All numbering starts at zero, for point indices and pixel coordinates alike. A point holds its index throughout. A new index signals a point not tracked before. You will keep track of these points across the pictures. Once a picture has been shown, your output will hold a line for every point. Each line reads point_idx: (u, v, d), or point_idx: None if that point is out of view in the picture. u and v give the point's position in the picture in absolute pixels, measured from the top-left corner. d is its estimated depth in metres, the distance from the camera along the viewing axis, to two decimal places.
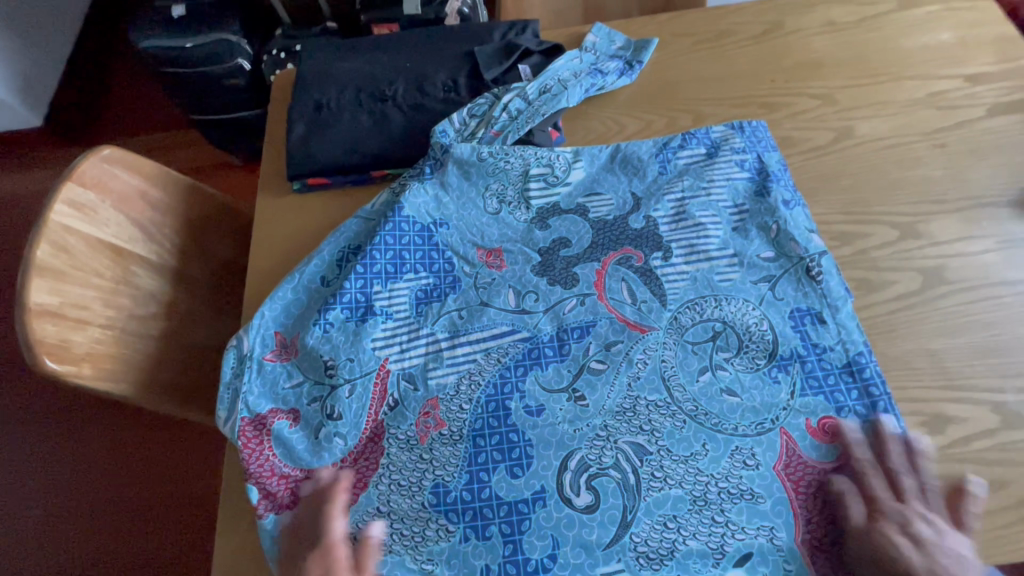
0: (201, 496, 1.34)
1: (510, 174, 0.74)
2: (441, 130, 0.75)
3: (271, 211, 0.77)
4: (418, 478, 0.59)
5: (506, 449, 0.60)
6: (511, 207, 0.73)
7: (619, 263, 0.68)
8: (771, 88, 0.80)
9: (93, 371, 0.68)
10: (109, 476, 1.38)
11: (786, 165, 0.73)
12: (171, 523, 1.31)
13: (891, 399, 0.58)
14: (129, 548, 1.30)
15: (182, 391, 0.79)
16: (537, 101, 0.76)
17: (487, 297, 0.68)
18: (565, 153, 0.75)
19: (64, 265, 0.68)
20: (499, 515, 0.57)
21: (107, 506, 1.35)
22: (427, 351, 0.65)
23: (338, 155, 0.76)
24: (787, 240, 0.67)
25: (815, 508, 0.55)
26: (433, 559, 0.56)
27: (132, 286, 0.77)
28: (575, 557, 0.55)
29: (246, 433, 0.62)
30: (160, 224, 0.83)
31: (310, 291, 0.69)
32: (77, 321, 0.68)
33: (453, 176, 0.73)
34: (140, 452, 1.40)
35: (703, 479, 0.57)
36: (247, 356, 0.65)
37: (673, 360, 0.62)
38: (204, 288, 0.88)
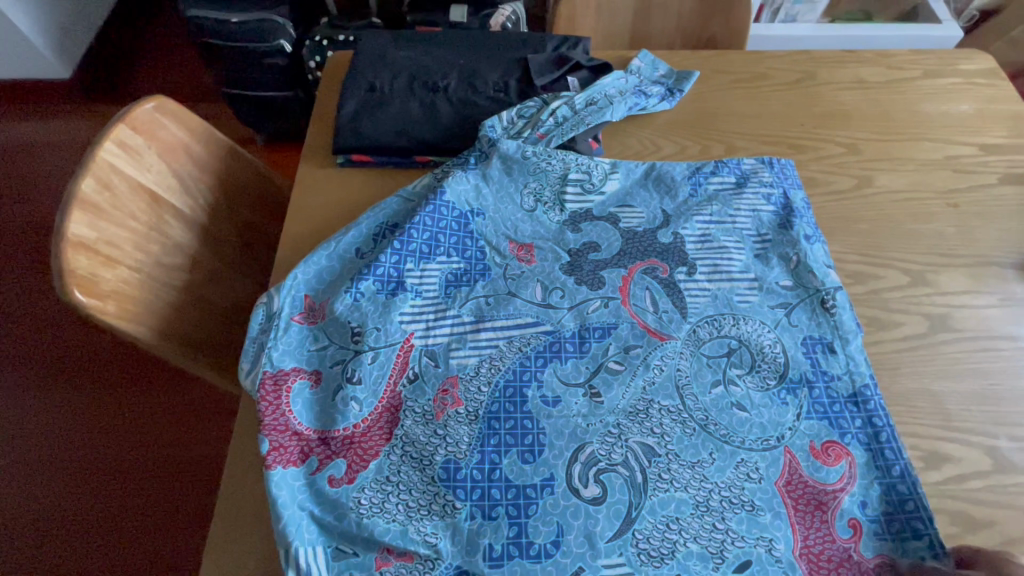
0: (188, 466, 1.33)
1: (549, 176, 0.77)
2: (489, 126, 0.78)
3: (313, 181, 0.80)
4: (431, 452, 0.60)
5: (520, 435, 0.61)
6: (546, 207, 0.75)
7: (644, 273, 0.71)
8: (801, 131, 0.85)
9: (116, 311, 0.68)
10: (96, 431, 1.38)
11: (809, 203, 0.77)
12: (157, 490, 1.31)
13: (893, 429, 0.60)
14: (111, 510, 1.28)
15: (195, 344, 0.79)
16: (583, 112, 0.81)
17: (514, 288, 0.70)
18: (602, 164, 0.79)
19: (105, 202, 0.69)
20: (507, 498, 0.58)
21: (94, 464, 1.34)
22: (451, 332, 0.67)
23: (385, 135, 0.79)
24: (807, 272, 0.70)
25: (814, 525, 0.56)
26: (436, 532, 0.56)
27: (163, 234, 0.77)
28: (578, 546, 0.55)
29: (265, 386, 0.63)
30: (198, 179, 0.84)
31: (344, 260, 0.71)
32: (108, 258, 0.69)
33: (495, 170, 0.76)
34: (134, 414, 1.40)
35: (708, 486, 0.58)
36: (276, 314, 0.67)
37: (689, 370, 0.65)
38: (229, 248, 0.89)
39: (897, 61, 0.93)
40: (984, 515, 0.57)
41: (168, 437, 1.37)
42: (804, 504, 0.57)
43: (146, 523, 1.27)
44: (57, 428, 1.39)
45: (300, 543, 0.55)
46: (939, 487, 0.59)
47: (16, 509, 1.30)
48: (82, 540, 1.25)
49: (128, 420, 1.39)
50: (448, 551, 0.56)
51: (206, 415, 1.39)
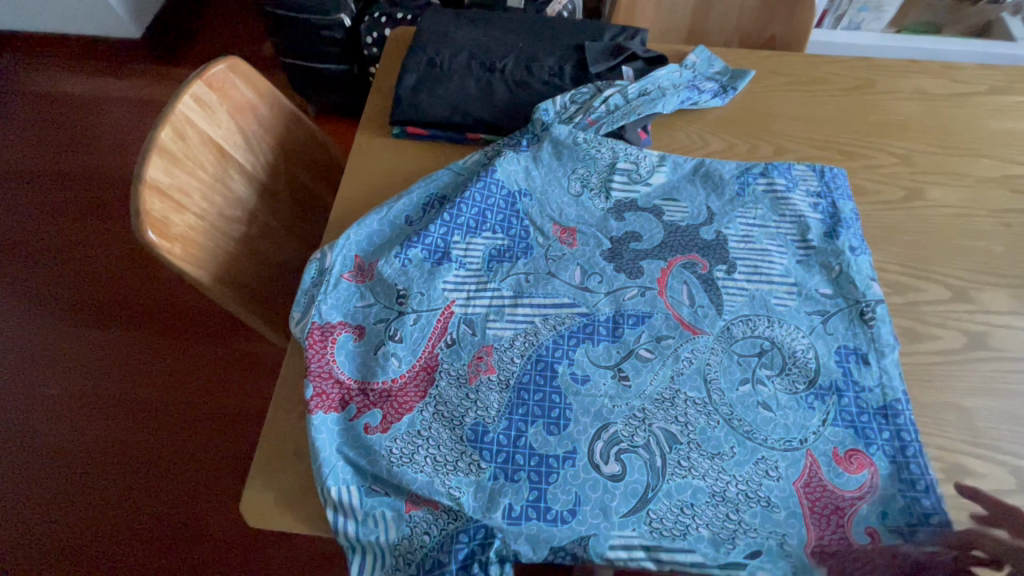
0: (222, 416, 1.41)
1: (598, 163, 0.79)
2: (544, 109, 0.80)
3: (368, 149, 0.83)
4: (461, 414, 0.63)
5: (548, 407, 0.63)
6: (592, 193, 0.77)
7: (683, 267, 0.72)
8: (854, 138, 0.84)
9: (182, 253, 0.74)
10: (142, 373, 1.47)
11: (857, 214, 0.76)
12: (199, 432, 1.39)
13: (921, 446, 0.60)
14: (157, 446, 1.38)
15: (246, 293, 0.84)
16: (635, 102, 0.82)
17: (555, 269, 0.72)
18: (651, 156, 0.80)
19: (180, 152, 0.74)
20: (530, 464, 0.60)
21: (141, 403, 1.43)
22: (490, 304, 0.70)
23: (441, 110, 0.82)
24: (849, 281, 0.70)
25: (829, 525, 0.58)
26: (461, 487, 0.60)
27: (227, 187, 0.82)
28: (593, 516, 0.58)
29: (314, 335, 0.67)
30: (261, 139, 0.89)
31: (394, 227, 0.75)
32: (178, 204, 0.74)
33: (546, 154, 0.78)
34: (182, 361, 1.49)
35: (726, 477, 0.60)
36: (328, 270, 0.71)
37: (719, 365, 0.66)
38: (283, 207, 0.94)
39: (962, 74, 0.91)
40: None
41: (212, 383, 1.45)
42: (819, 505, 0.58)
43: (180, 464, 1.35)
44: (111, 366, 1.49)
45: (334, 481, 0.59)
46: (959, 500, 0.59)
47: (70, 437, 1.40)
48: (129, 471, 1.35)
49: (175, 366, 1.48)
50: (470, 505, 0.59)
51: (242, 370, 1.46)
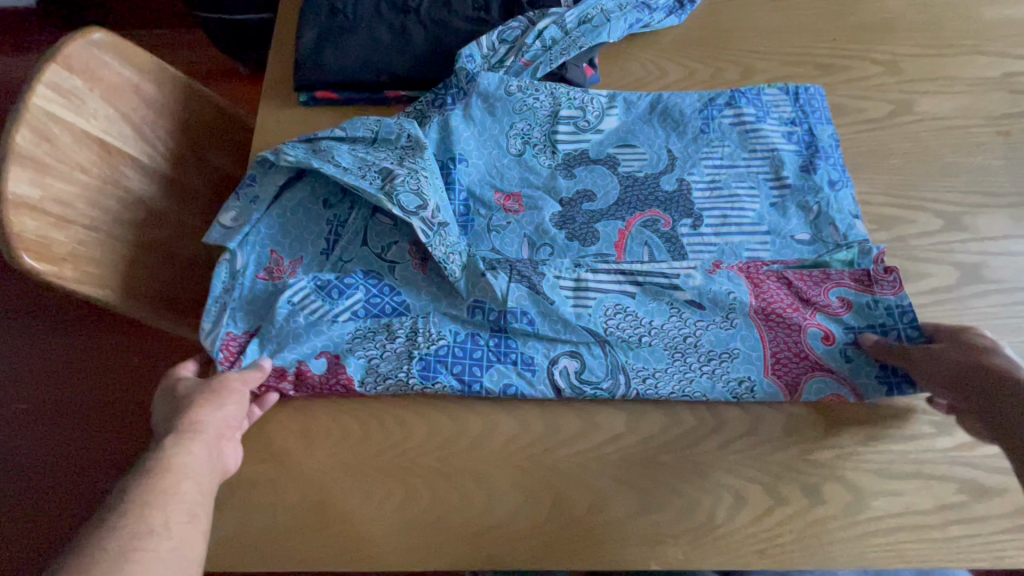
0: (126, 415, 1.12)
1: (538, 114, 0.69)
2: (468, 54, 0.68)
3: (274, 123, 0.71)
4: (405, 368, 0.57)
5: (502, 353, 0.58)
6: (536, 150, 0.68)
7: (644, 226, 0.64)
8: (832, 48, 0.73)
9: (75, 274, 0.64)
10: (24, 361, 1.17)
11: (838, 140, 0.67)
12: (106, 434, 1.11)
13: (914, 313, 0.56)
14: (55, 467, 1.09)
15: (168, 303, 0.75)
16: (575, 32, 0.70)
17: (498, 244, 0.64)
18: (599, 97, 0.70)
19: (47, 156, 0.63)
20: (488, 344, 0.59)
21: (27, 397, 1.14)
22: (431, 295, 0.61)
23: (351, 68, 0.70)
24: (844, 245, 0.61)
25: (794, 370, 0.56)
26: (422, 348, 0.58)
27: (121, 188, 0.72)
28: (552, 326, 0.58)
29: (228, 347, 0.58)
30: (154, 124, 0.77)
31: (311, 211, 0.65)
32: (59, 218, 0.63)
33: (478, 110, 0.68)
34: (57, 360, 1.17)
35: (696, 337, 0.58)
36: (239, 273, 0.61)
37: (691, 327, 0.58)
38: (199, 199, 0.83)
39: None
40: (996, 482, 0.53)
41: (103, 374, 1.15)
42: (781, 318, 0.57)
43: (78, 474, 1.08)
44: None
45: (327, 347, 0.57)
46: (950, 454, 0.54)
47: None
48: (34, 508, 1.06)
49: (46, 371, 1.16)
50: (461, 288, 0.60)
51: (149, 358, 1.17)
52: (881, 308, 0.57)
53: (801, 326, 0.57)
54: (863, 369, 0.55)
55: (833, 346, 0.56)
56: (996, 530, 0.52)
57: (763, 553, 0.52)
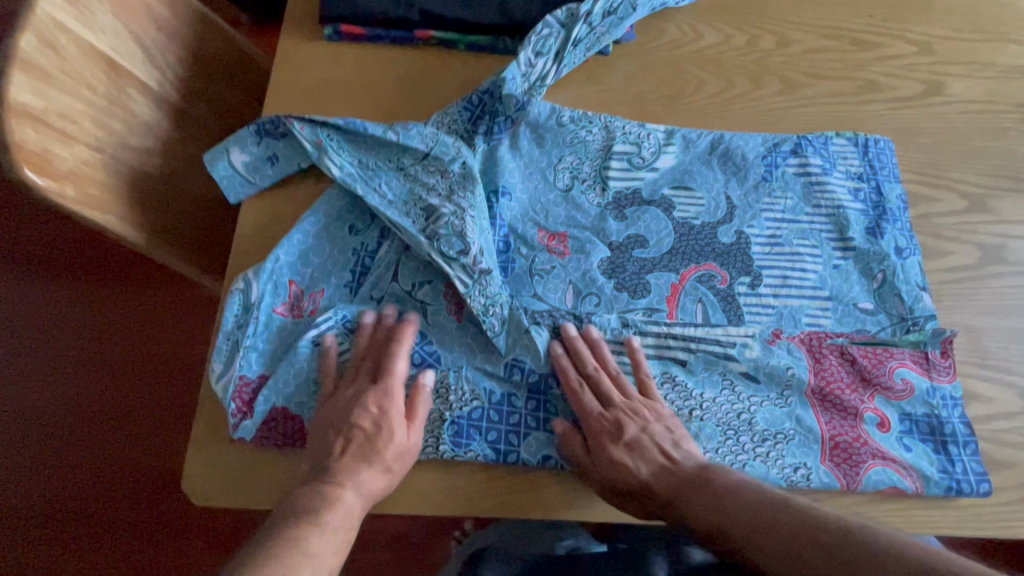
0: (143, 363, 1.07)
1: (589, 147, 0.63)
2: (510, 76, 0.60)
3: (297, 53, 0.68)
4: (435, 432, 0.52)
5: (543, 419, 0.54)
6: (585, 186, 0.62)
7: (699, 280, 0.59)
8: (867, 24, 0.72)
9: (77, 195, 0.60)
10: (42, 299, 1.12)
11: (906, 202, 0.64)
12: (75, 385, 1.06)
13: (964, 408, 0.55)
14: (23, 417, 1.05)
15: (174, 237, 0.72)
16: (600, 26, 0.65)
17: (541, 291, 0.58)
18: (656, 132, 0.64)
19: (52, 65, 0.59)
20: (527, 408, 0.54)
21: (48, 336, 1.10)
22: (466, 348, 0.55)
23: (381, 1, 0.66)
24: (908, 321, 0.58)
25: (851, 460, 0.53)
26: (454, 408, 0.53)
27: (127, 111, 0.68)
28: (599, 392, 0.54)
29: (241, 397, 0.52)
30: (164, 48, 0.73)
31: (335, 239, 0.59)
32: (62, 133, 0.60)
33: (524, 141, 0.63)
34: (25, 307, 1.11)
35: (752, 408, 0.54)
36: (253, 305, 0.55)
37: (744, 403, 0.55)
38: (206, 134, 0.80)
39: None
40: (1006, 456, 0.54)
41: (74, 322, 1.10)
42: (838, 397, 0.54)
43: (94, 418, 1.04)
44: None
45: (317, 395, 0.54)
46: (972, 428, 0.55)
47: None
48: (50, 448, 1.03)
49: (15, 317, 1.11)
50: (501, 344, 0.54)
51: (169, 306, 1.10)
52: (937, 399, 0.55)
53: (857, 410, 0.54)
54: (923, 460, 0.53)
55: (889, 432, 0.54)
56: (1002, 500, 0.53)
57: None
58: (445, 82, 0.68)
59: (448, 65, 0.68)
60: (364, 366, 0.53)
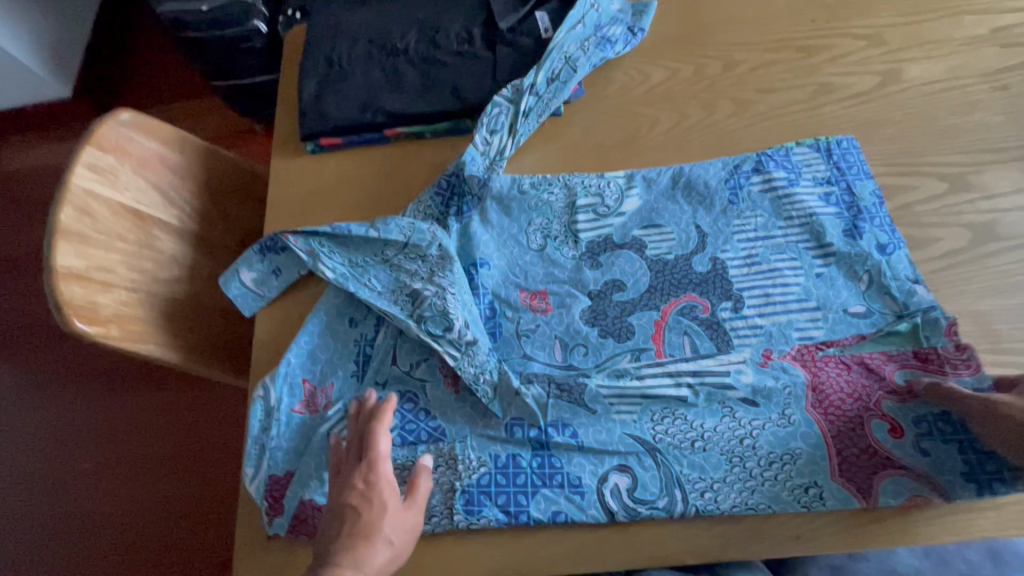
0: (207, 461, 1.17)
1: (554, 207, 0.67)
2: (469, 159, 0.67)
3: (287, 171, 0.76)
4: (449, 503, 0.55)
5: (548, 475, 0.55)
6: (557, 242, 0.65)
7: (681, 313, 0.60)
8: (811, 29, 0.73)
9: (121, 333, 0.69)
10: (112, 416, 1.23)
11: (881, 196, 0.63)
12: (148, 491, 1.16)
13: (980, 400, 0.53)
14: (108, 527, 1.14)
15: (207, 350, 0.80)
16: (546, 93, 0.70)
17: (530, 349, 0.61)
18: (617, 178, 0.67)
19: (89, 229, 0.69)
20: (532, 466, 0.56)
21: (119, 451, 1.20)
22: (468, 419, 0.59)
23: (351, 113, 0.74)
24: (904, 317, 0.57)
25: (861, 472, 0.52)
26: (464, 476, 0.56)
27: (154, 250, 0.78)
28: (597, 441, 0.55)
29: (272, 495, 0.58)
30: (179, 188, 0.83)
31: (338, 335, 0.64)
32: (103, 284, 0.69)
33: (493, 213, 0.67)
34: (97, 425, 1.23)
35: (755, 432, 0.54)
36: (274, 409, 0.61)
37: (746, 428, 0.55)
38: (225, 251, 0.89)
39: None
40: None
41: (141, 433, 1.21)
42: (838, 409, 0.54)
43: (169, 519, 1.13)
44: (17, 463, 1.22)
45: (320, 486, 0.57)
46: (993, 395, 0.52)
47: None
48: (135, 553, 1.12)
49: (90, 437, 1.22)
50: (497, 410, 0.58)
51: (221, 406, 1.21)
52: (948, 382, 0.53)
53: (861, 419, 0.53)
54: (944, 464, 0.51)
55: (903, 438, 0.52)
56: None
57: (798, 538, 0.52)
58: (418, 169, 0.74)
59: (417, 153, 0.75)
60: (353, 448, 0.54)
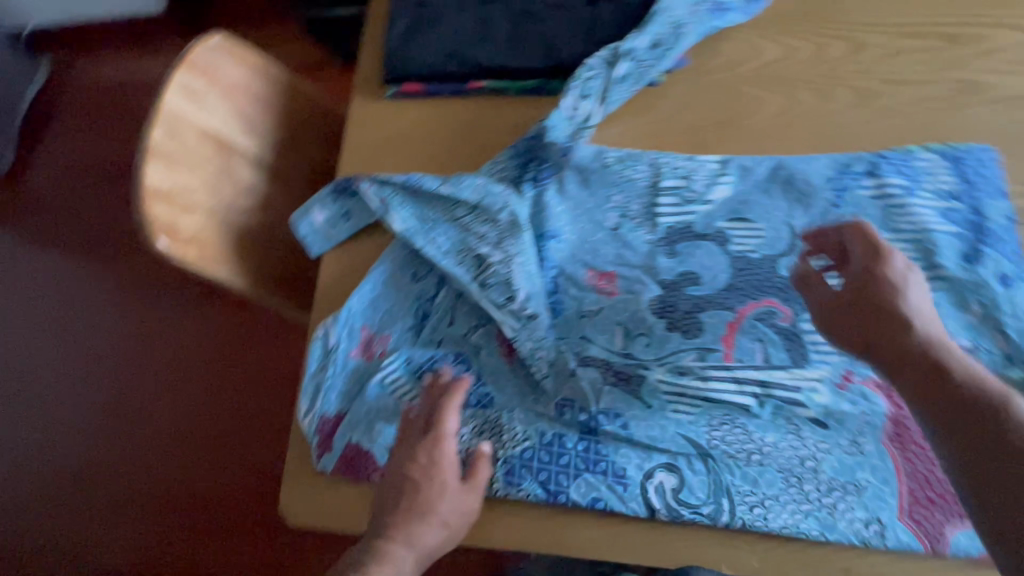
0: (262, 382, 1.25)
1: (636, 185, 0.63)
2: (553, 124, 0.63)
3: (363, 112, 0.74)
4: (489, 471, 0.55)
5: (592, 461, 0.54)
6: (634, 223, 0.62)
7: (758, 318, 0.56)
8: (963, 15, 0.64)
9: (198, 256, 0.72)
10: (178, 327, 1.31)
11: (1011, 220, 0.56)
12: (207, 401, 1.25)
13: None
14: (170, 427, 1.25)
15: (272, 281, 0.83)
16: (646, 59, 0.65)
17: (590, 331, 0.58)
18: (709, 162, 0.62)
19: (176, 151, 0.71)
20: (576, 449, 0.55)
21: (183, 359, 1.29)
22: (518, 391, 0.58)
23: (438, 61, 0.72)
24: (1014, 357, 0.51)
25: (932, 519, 0.49)
26: (507, 447, 0.56)
27: (232, 178, 0.79)
28: (647, 436, 0.54)
29: (323, 430, 0.60)
30: (260, 118, 0.84)
31: (400, 288, 0.64)
32: (185, 206, 0.72)
33: (571, 184, 0.64)
34: (165, 332, 1.31)
35: (819, 455, 0.51)
36: (332, 350, 0.62)
37: (809, 449, 0.52)
38: (297, 186, 0.90)
39: None
40: None
41: (204, 346, 1.29)
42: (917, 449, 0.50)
43: (224, 429, 1.23)
44: (92, 356, 1.32)
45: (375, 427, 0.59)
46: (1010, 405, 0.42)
47: (76, 435, 1.27)
48: (193, 453, 1.23)
49: (158, 343, 1.31)
50: (548, 387, 0.57)
51: (279, 333, 1.28)
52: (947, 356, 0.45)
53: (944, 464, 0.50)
54: None
55: None
56: None
57: (848, 571, 0.50)
58: (498, 127, 0.71)
59: (498, 111, 0.71)
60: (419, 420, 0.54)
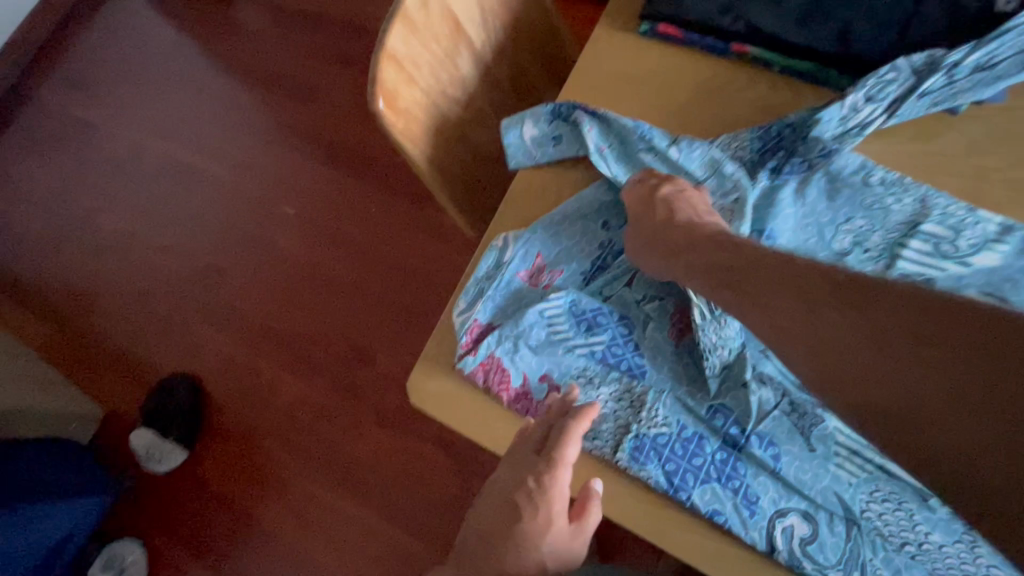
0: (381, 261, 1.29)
1: (888, 217, 0.55)
2: (824, 117, 0.57)
3: (607, 39, 0.70)
4: (618, 439, 0.55)
5: (727, 476, 0.52)
6: (866, 256, 0.55)
7: None
8: None
9: (402, 128, 0.73)
10: (326, 183, 1.37)
11: None
12: (330, 258, 1.32)
13: None
14: (292, 269, 1.34)
15: (448, 176, 0.84)
16: (963, 81, 0.55)
17: (772, 349, 0.55)
18: (988, 222, 0.53)
19: (420, 20, 0.71)
20: (714, 457, 0.52)
21: (320, 214, 1.35)
22: (674, 376, 0.56)
23: (711, 9, 0.65)
24: None
25: None
26: (644, 424, 0.55)
27: (452, 64, 0.79)
28: (797, 474, 0.51)
29: (472, 334, 0.61)
30: (494, 13, 0.82)
31: (587, 230, 0.63)
32: (408, 77, 0.72)
33: (814, 189, 0.57)
34: (313, 183, 1.38)
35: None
36: (504, 265, 0.62)
37: (976, 567, 0.46)
38: (498, 92, 0.89)
39: None
40: None
41: (342, 209, 1.34)
42: None
43: (337, 289, 1.30)
44: (245, 182, 1.41)
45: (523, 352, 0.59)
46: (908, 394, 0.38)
47: (212, 245, 1.39)
48: (304, 300, 1.31)
49: (304, 191, 1.38)
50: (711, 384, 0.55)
51: (410, 222, 1.30)
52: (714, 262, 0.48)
53: None
54: None
55: None
56: None
57: None
58: (744, 103, 0.64)
59: (752, 85, 0.65)
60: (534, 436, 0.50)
